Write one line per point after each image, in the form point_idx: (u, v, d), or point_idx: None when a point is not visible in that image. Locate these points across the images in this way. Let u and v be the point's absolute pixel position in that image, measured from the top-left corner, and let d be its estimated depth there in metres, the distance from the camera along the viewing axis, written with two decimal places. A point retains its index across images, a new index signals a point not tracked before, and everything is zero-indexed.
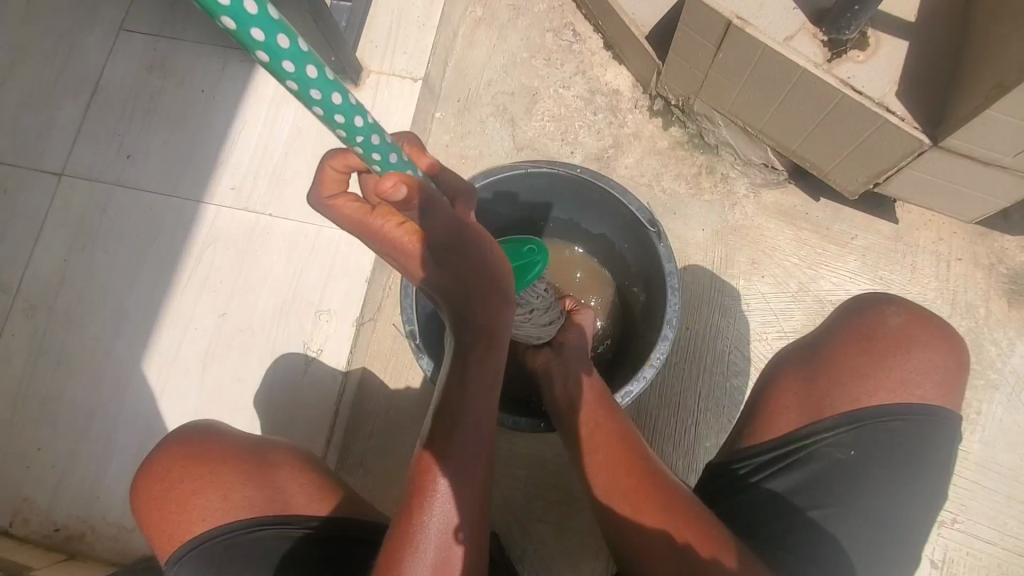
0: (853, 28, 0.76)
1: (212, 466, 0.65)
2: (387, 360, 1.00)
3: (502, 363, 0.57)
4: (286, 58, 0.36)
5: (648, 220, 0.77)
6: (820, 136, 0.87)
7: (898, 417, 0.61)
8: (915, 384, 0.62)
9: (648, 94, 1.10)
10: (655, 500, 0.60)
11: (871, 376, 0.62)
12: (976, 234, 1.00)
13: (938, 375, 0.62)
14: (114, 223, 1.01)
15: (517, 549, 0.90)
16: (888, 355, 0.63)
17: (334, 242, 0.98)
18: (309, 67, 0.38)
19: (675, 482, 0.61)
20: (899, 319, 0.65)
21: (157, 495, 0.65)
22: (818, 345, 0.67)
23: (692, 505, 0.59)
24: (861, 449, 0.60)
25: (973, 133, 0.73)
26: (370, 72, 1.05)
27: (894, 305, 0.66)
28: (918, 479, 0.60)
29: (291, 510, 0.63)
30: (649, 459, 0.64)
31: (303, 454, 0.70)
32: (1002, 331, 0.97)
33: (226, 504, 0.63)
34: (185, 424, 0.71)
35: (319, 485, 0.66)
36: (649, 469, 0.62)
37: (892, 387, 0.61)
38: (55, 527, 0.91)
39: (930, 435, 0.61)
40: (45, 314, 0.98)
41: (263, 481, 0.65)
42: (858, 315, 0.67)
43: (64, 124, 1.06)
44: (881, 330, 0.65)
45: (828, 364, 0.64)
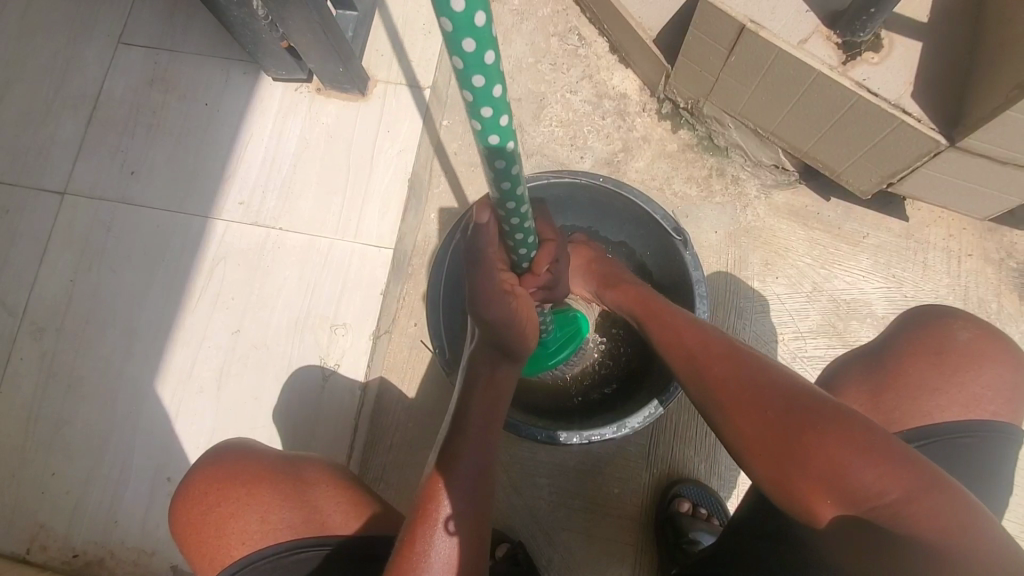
0: (867, 30, 0.76)
1: (248, 487, 0.64)
2: (403, 372, 0.99)
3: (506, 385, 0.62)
4: (488, 143, 0.44)
5: (674, 229, 0.78)
6: (833, 138, 0.88)
7: (972, 434, 0.57)
8: (987, 400, 0.59)
9: (656, 97, 1.09)
10: (719, 393, 0.55)
11: (943, 391, 0.59)
12: (985, 229, 1.01)
13: (1010, 393, 0.59)
14: (121, 242, 1.00)
15: (543, 558, 0.90)
16: (959, 369, 0.60)
17: (348, 255, 0.97)
18: (503, 160, 0.45)
19: (744, 367, 0.55)
20: (968, 333, 0.62)
21: (195, 519, 0.64)
22: (881, 354, 0.64)
23: (756, 390, 0.52)
24: (933, 466, 0.57)
25: (992, 134, 0.73)
26: (376, 82, 1.04)
27: (962, 320, 0.63)
28: (993, 497, 0.57)
29: (328, 530, 0.63)
30: (724, 351, 0.58)
31: (336, 469, 0.69)
32: (1014, 325, 0.98)
33: (265, 526, 0.62)
34: (220, 443, 0.70)
35: (354, 502, 0.65)
36: (714, 363, 0.57)
37: (964, 403, 0.59)
38: (73, 553, 0.89)
39: (1004, 453, 0.58)
40: (53, 336, 0.96)
41: (300, 500, 0.64)
42: (924, 327, 0.64)
43: (64, 142, 1.04)
44: (950, 344, 0.62)
45: (894, 374, 0.62)
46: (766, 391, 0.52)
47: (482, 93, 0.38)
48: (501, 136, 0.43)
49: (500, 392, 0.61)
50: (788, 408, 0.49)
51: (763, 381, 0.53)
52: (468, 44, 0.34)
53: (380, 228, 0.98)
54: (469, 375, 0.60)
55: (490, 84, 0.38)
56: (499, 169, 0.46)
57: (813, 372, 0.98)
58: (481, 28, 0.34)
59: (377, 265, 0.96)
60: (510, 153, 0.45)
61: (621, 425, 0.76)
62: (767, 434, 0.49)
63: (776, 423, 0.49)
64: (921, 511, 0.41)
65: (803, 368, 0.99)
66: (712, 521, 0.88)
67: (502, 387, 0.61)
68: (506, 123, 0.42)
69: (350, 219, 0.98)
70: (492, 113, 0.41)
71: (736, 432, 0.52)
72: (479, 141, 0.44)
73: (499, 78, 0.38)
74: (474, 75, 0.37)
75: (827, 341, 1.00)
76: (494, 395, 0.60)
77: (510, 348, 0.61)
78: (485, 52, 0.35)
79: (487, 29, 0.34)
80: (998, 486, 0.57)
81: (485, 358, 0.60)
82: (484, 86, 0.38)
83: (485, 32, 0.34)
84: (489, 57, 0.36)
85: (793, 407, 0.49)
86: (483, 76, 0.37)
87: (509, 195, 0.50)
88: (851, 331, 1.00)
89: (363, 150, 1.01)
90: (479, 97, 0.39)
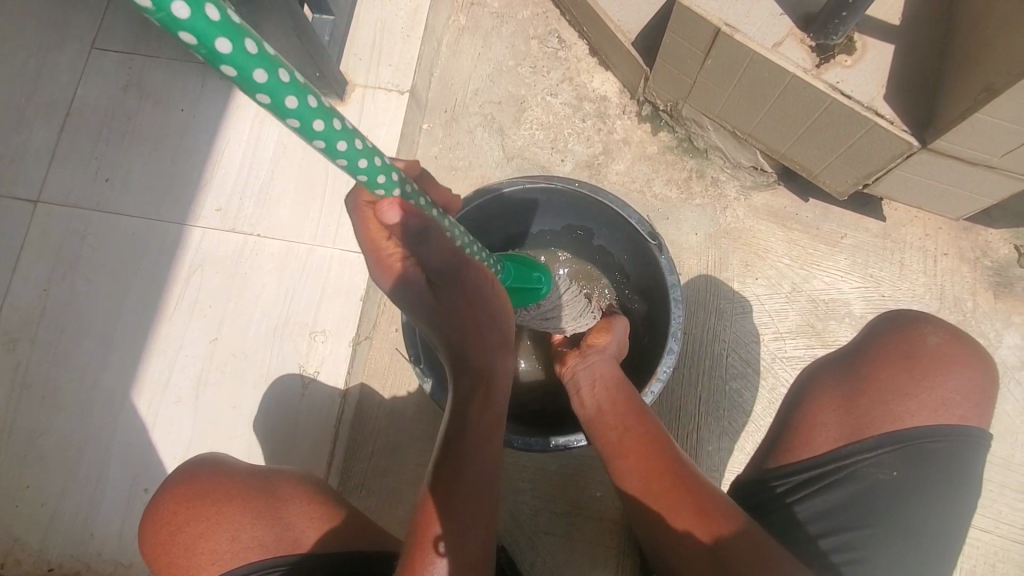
0: (840, 33, 0.77)
1: (218, 506, 0.63)
2: (385, 377, 0.99)
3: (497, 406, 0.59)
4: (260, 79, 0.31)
5: (648, 233, 0.77)
6: (809, 140, 0.88)
7: (940, 439, 0.59)
8: (955, 403, 0.59)
9: (636, 100, 1.10)
10: (696, 505, 0.58)
11: (914, 395, 0.59)
12: (961, 229, 1.03)
13: (977, 397, 0.60)
14: (95, 250, 0.98)
15: (526, 562, 0.90)
16: (929, 373, 0.60)
17: (326, 261, 0.96)
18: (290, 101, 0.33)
19: (707, 484, 0.60)
20: (938, 339, 0.62)
21: (164, 538, 0.63)
22: (853, 360, 0.64)
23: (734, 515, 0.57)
24: (902, 469, 0.58)
25: (962, 136, 0.74)
26: (355, 86, 1.03)
27: (933, 324, 0.64)
28: (959, 498, 0.58)
29: (300, 548, 0.62)
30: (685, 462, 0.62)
31: (311, 483, 0.68)
32: (989, 323, 1.00)
33: (236, 545, 0.62)
34: (186, 462, 0.69)
35: (328, 517, 0.65)
36: (683, 474, 0.61)
37: (934, 407, 0.59)
38: (48, 567, 0.88)
39: (971, 456, 0.59)
40: (27, 346, 0.95)
41: (271, 518, 0.63)
42: (895, 331, 0.64)
43: (37, 149, 1.02)
44: (920, 349, 0.62)
45: (867, 379, 0.62)
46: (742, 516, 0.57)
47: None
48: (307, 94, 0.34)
49: (498, 402, 0.59)
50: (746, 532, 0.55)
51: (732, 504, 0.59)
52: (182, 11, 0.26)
53: None
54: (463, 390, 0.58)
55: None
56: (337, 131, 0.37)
57: (793, 372, 0.98)
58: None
59: (356, 270, 0.96)
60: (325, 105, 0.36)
61: None
62: (753, 560, 0.53)
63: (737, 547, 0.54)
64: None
65: (783, 368, 1.00)
66: None
67: (499, 395, 0.59)
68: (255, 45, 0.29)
69: (328, 225, 0.97)
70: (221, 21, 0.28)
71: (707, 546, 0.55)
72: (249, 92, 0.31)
73: None
74: (221, 44, 0.28)
75: (807, 341, 1.01)
76: (492, 419, 0.58)
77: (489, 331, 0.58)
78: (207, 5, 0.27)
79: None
80: (965, 484, 0.59)
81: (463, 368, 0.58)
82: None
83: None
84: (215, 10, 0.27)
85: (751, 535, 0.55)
86: (227, 38, 0.28)
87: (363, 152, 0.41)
88: (830, 331, 1.01)
89: None
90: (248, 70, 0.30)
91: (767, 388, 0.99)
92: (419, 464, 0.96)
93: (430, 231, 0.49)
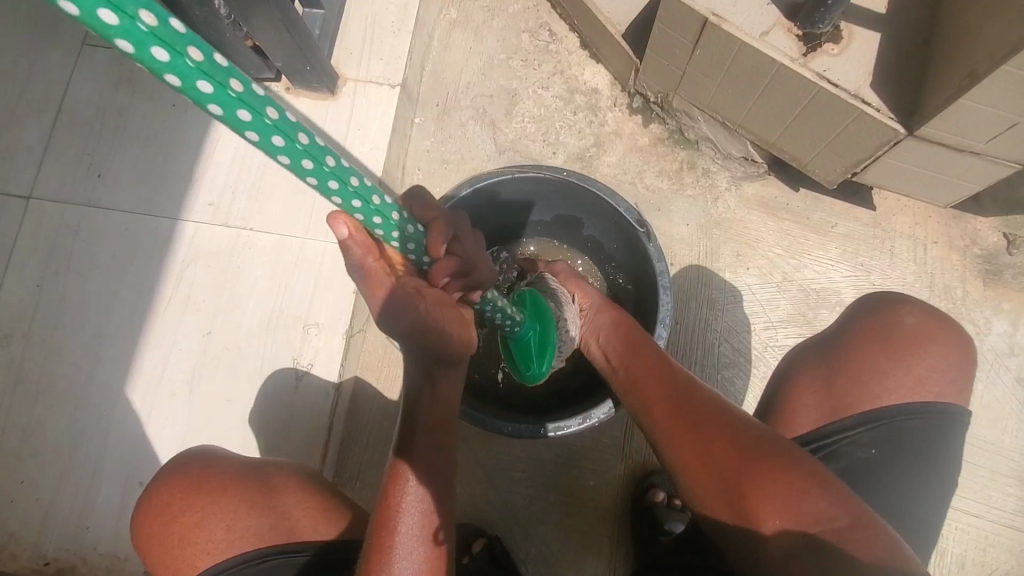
0: (826, 21, 0.77)
1: (214, 497, 0.64)
2: (379, 370, 1.00)
3: (448, 404, 0.63)
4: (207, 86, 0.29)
5: (636, 221, 0.78)
6: (798, 129, 0.89)
7: (918, 416, 0.59)
8: (931, 380, 0.60)
9: (627, 92, 1.10)
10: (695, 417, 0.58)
11: (892, 374, 0.60)
12: (950, 217, 1.03)
13: (954, 375, 0.61)
14: (88, 245, 0.98)
15: (520, 552, 0.90)
16: (906, 352, 0.61)
17: (319, 255, 0.97)
18: (241, 111, 0.31)
19: (721, 404, 0.59)
20: (914, 319, 0.63)
21: (158, 528, 0.63)
22: (833, 341, 0.65)
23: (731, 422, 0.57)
24: (882, 446, 0.58)
25: (948, 121, 0.75)
26: (346, 80, 1.03)
27: (909, 305, 0.64)
28: (940, 474, 0.59)
29: (297, 537, 0.63)
30: (693, 387, 0.62)
31: (306, 475, 0.69)
32: (979, 310, 1.00)
33: (231, 535, 0.62)
34: (179, 454, 0.70)
35: (325, 508, 0.66)
36: (683, 389, 0.62)
37: (911, 386, 0.60)
38: (44, 561, 0.88)
39: (950, 431, 0.60)
40: (20, 342, 0.95)
41: (267, 508, 0.64)
42: (872, 312, 0.65)
43: (28, 146, 1.02)
44: (897, 329, 0.63)
45: (846, 361, 0.62)
46: (740, 423, 0.56)
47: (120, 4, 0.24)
48: (264, 107, 0.32)
49: (445, 406, 0.62)
50: (762, 440, 0.54)
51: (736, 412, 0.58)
52: (109, 18, 0.24)
53: None
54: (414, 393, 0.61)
55: None
56: (300, 149, 0.36)
57: None
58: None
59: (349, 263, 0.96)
60: (286, 119, 0.34)
61: (587, 416, 0.75)
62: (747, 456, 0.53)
63: (752, 452, 0.53)
64: (861, 537, 0.47)
65: (774, 357, 1.01)
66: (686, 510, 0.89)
67: (448, 396, 0.62)
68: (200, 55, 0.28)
69: (321, 218, 0.98)
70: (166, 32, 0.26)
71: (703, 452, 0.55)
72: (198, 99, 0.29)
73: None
74: (156, 53, 0.26)
75: (798, 329, 1.02)
76: (442, 413, 0.61)
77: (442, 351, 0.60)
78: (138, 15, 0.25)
79: None
80: (943, 464, 0.59)
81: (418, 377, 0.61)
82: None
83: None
84: (149, 20, 0.26)
85: (770, 442, 0.54)
86: (164, 47, 0.26)
87: (334, 171, 0.40)
88: (821, 320, 1.02)
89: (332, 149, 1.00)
90: (193, 81, 0.28)
91: (758, 377, 1.00)
92: None
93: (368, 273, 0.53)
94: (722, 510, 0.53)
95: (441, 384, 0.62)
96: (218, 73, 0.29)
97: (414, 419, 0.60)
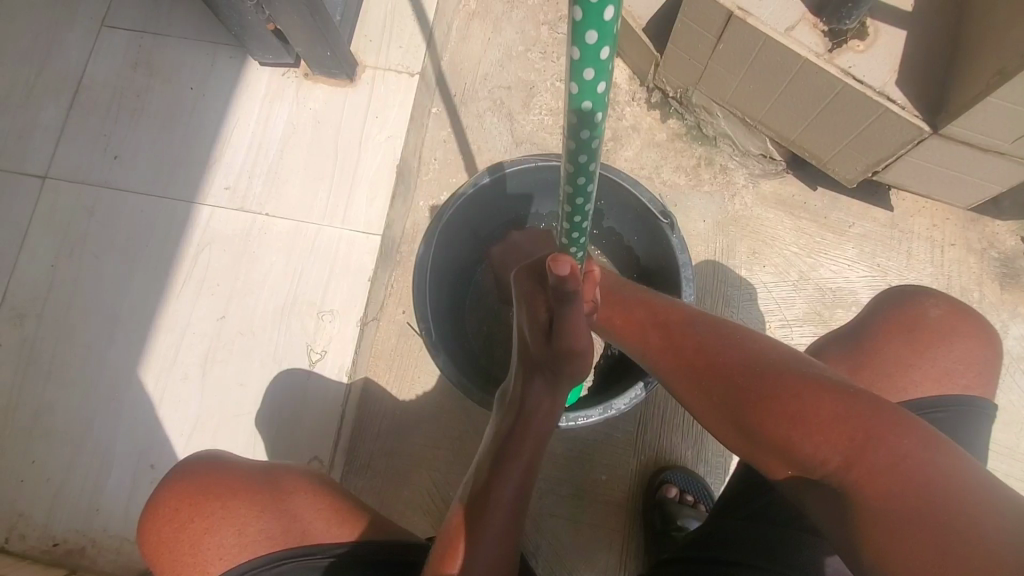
0: (853, 18, 0.77)
1: (223, 501, 0.62)
2: (390, 360, 0.99)
3: (556, 410, 0.61)
4: (588, 100, 0.37)
5: (659, 211, 0.78)
6: (820, 125, 0.88)
7: (943, 408, 0.57)
8: (959, 373, 0.58)
9: (645, 87, 1.09)
10: (683, 373, 0.54)
11: (918, 366, 0.59)
12: (968, 219, 1.03)
13: (983, 367, 0.59)
14: (103, 227, 0.98)
15: (531, 545, 0.89)
16: (933, 345, 0.59)
17: (335, 241, 0.96)
18: (586, 132, 0.40)
19: (720, 346, 0.53)
20: (939, 310, 0.62)
21: (169, 535, 0.61)
22: (856, 333, 0.63)
23: (717, 367, 0.52)
24: None
25: (974, 119, 0.74)
26: (365, 67, 1.03)
27: (934, 297, 0.63)
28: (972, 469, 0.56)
29: (310, 539, 0.61)
30: (692, 330, 0.56)
31: (317, 477, 0.67)
32: (996, 314, 1.00)
33: (243, 539, 0.60)
34: (189, 456, 0.68)
35: (338, 510, 0.64)
36: (666, 337, 0.57)
37: (935, 378, 0.58)
38: (54, 542, 0.87)
39: (979, 425, 0.57)
40: (34, 322, 0.95)
41: (278, 511, 0.62)
42: (897, 304, 0.63)
43: (46, 125, 1.02)
44: (923, 321, 0.61)
45: (869, 353, 0.61)
46: (724, 365, 0.51)
47: (597, 45, 0.34)
48: (593, 131, 0.40)
49: (546, 429, 0.61)
50: (757, 378, 0.49)
51: (720, 350, 0.53)
52: (590, 37, 0.33)
53: (368, 214, 0.97)
54: (529, 395, 0.60)
55: (605, 33, 0.33)
56: (579, 162, 0.43)
57: None
58: (609, 22, 0.33)
59: (365, 251, 0.96)
60: (595, 148, 0.41)
61: (607, 407, 0.74)
62: (736, 411, 0.49)
63: (741, 397, 0.49)
64: (861, 475, 0.41)
65: None
66: (699, 507, 0.88)
67: (557, 405, 0.61)
68: (603, 89, 0.37)
69: (338, 205, 0.98)
70: (597, 69, 0.35)
71: (703, 412, 0.53)
72: (569, 104, 0.38)
73: (611, 39, 0.34)
74: (585, 69, 0.35)
75: (814, 328, 1.01)
76: (545, 420, 0.60)
77: (568, 370, 0.59)
78: (603, 48, 0.34)
79: (605, 37, 0.33)
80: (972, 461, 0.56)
81: (544, 382, 0.60)
82: (600, 37, 0.33)
83: (610, 25, 0.33)
84: (603, 54, 0.34)
85: (761, 383, 0.48)
86: (594, 69, 0.35)
87: (582, 195, 0.46)
88: (837, 320, 1.01)
89: (351, 136, 1.00)
90: (584, 92, 0.37)
91: None
92: (424, 445, 0.96)
93: (568, 299, 0.50)
94: (741, 458, 0.51)
95: (553, 391, 0.61)
96: (600, 102, 0.38)
97: (511, 441, 0.58)
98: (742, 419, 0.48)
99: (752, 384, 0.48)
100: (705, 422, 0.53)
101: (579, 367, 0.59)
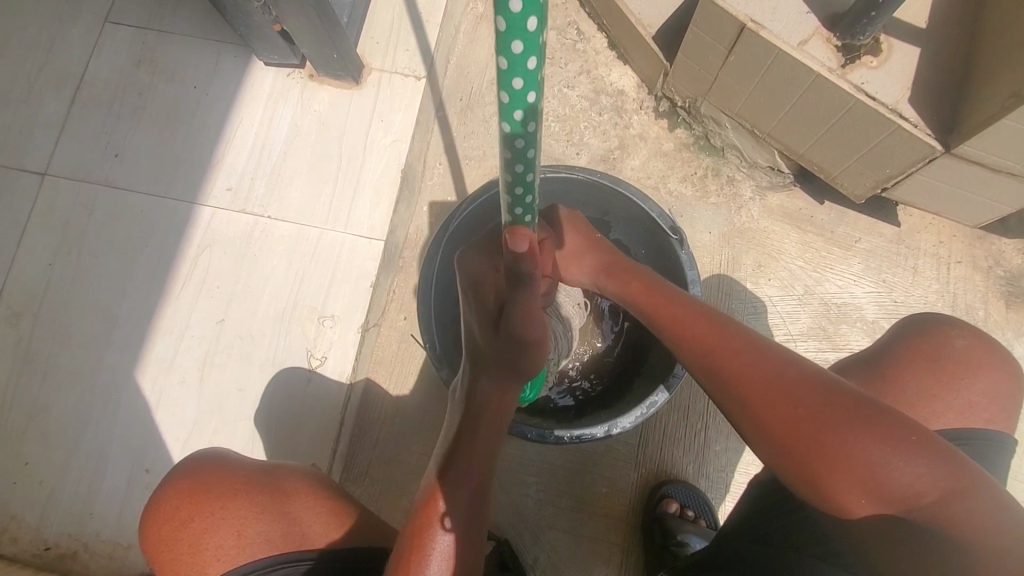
0: (867, 33, 0.76)
1: (223, 501, 0.61)
2: (390, 367, 0.98)
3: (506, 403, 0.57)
4: (529, 91, 0.36)
5: (669, 227, 0.77)
6: (830, 142, 0.88)
7: (962, 440, 0.56)
8: (982, 406, 0.58)
9: (654, 95, 1.08)
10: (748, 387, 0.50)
11: (941, 397, 0.58)
12: (975, 237, 1.02)
13: (1004, 399, 0.59)
14: (102, 226, 0.97)
15: (529, 556, 0.89)
16: (956, 376, 0.59)
17: (337, 244, 0.95)
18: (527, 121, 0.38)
19: (793, 364, 0.50)
20: (965, 341, 0.61)
21: (168, 537, 0.60)
22: (876, 359, 0.62)
23: (793, 383, 0.49)
24: None
25: (986, 141, 0.74)
26: (371, 70, 1.02)
27: (958, 327, 0.62)
28: None
29: (308, 544, 0.60)
30: (758, 345, 0.53)
31: (316, 479, 0.66)
32: (1001, 333, 0.99)
33: (241, 541, 0.59)
34: (185, 459, 0.67)
35: (337, 513, 0.63)
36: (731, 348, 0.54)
37: (958, 410, 0.58)
38: (45, 546, 0.86)
39: (993, 457, 0.56)
40: (30, 322, 0.93)
41: (277, 513, 0.61)
42: (919, 331, 0.62)
43: (47, 121, 1.00)
44: (948, 351, 0.60)
45: (892, 380, 0.60)
46: (802, 382, 0.49)
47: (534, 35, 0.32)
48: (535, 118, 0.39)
49: (499, 425, 0.57)
50: (838, 400, 0.46)
51: (796, 369, 0.50)
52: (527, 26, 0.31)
53: (371, 218, 0.96)
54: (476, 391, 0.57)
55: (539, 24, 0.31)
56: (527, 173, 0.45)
57: None
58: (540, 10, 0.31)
59: (368, 256, 0.95)
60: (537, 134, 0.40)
61: (611, 425, 0.73)
62: (813, 430, 0.46)
63: (824, 417, 0.46)
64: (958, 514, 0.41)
65: None
66: (699, 522, 0.88)
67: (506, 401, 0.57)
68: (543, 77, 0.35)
69: (340, 209, 0.97)
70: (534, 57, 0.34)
71: (761, 427, 0.49)
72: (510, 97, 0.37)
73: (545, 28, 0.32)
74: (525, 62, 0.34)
75: (818, 343, 1.00)
76: (498, 414, 0.57)
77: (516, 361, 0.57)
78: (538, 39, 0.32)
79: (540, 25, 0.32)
80: None
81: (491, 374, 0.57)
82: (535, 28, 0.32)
83: None
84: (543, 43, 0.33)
85: (847, 404, 0.46)
86: (522, 42, 0.32)
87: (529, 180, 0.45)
88: (841, 335, 1.00)
89: (355, 139, 0.99)
90: (526, 87, 0.35)
91: None
92: (423, 453, 0.95)
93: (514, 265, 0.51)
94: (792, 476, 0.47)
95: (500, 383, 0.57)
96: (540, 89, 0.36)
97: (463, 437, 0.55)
98: (818, 437, 0.45)
99: (833, 406, 0.46)
100: (759, 437, 0.50)
101: (532, 357, 0.58)
